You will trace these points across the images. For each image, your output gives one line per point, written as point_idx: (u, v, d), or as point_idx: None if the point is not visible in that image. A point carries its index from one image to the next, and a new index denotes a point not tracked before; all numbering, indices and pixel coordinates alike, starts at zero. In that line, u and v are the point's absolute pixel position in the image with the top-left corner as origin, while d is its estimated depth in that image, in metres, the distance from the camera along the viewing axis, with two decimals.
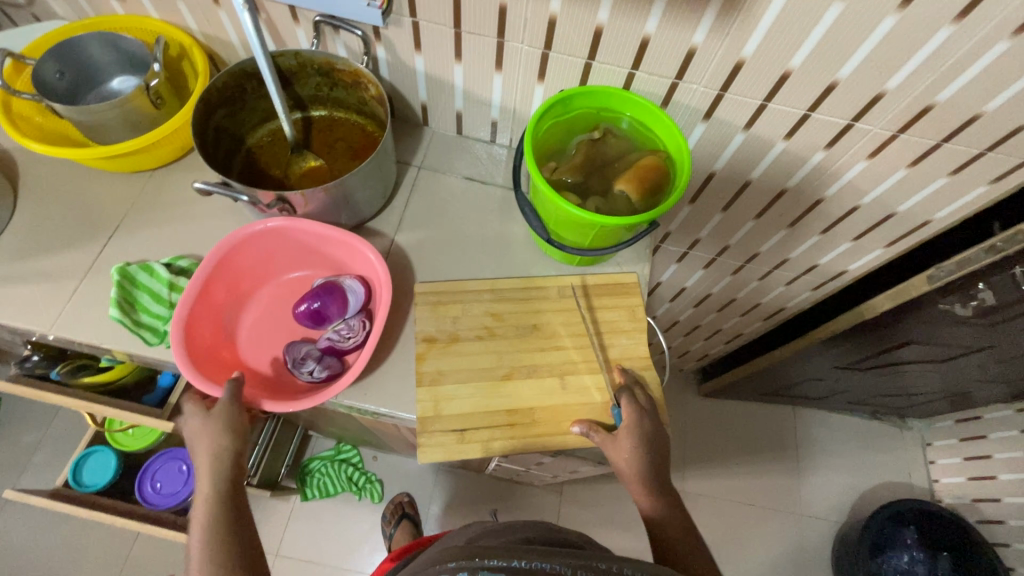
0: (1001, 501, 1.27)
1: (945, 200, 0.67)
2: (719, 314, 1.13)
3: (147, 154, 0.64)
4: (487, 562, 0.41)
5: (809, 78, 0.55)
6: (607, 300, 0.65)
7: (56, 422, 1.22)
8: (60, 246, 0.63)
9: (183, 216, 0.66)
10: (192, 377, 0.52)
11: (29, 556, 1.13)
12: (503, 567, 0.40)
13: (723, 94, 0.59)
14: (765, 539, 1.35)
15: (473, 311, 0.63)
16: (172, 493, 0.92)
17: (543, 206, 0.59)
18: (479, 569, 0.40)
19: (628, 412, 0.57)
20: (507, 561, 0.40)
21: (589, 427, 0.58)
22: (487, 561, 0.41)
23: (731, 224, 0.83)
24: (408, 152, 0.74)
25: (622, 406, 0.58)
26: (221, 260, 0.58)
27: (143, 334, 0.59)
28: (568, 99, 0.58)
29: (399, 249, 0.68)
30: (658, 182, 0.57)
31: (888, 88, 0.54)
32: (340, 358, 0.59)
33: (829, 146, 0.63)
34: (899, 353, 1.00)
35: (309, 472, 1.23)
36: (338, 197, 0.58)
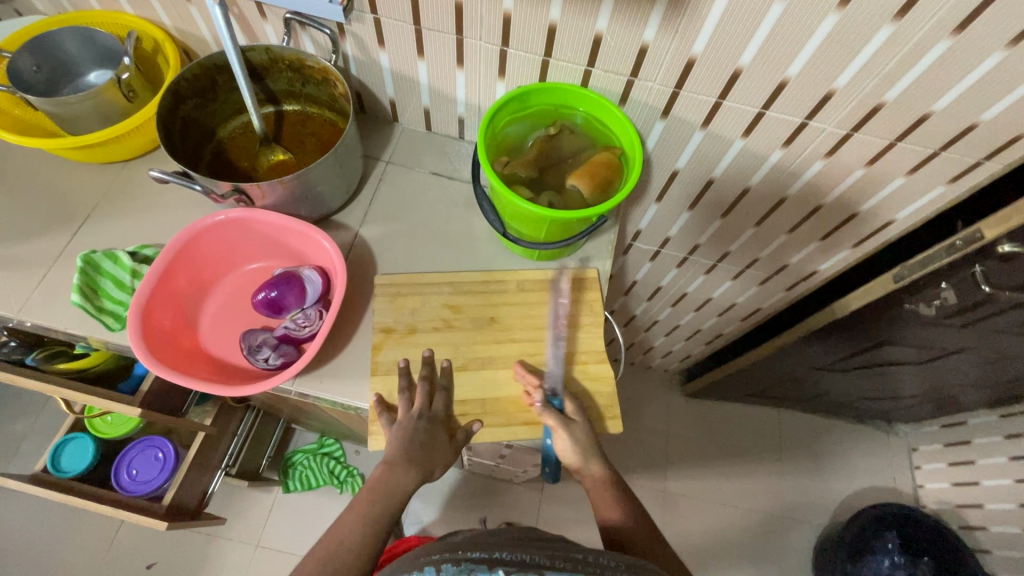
0: (984, 507, 1.26)
1: (906, 200, 0.67)
2: (697, 314, 1.13)
3: (118, 146, 0.66)
4: (470, 554, 0.43)
5: (759, 77, 0.56)
6: (566, 294, 0.66)
7: (44, 411, 1.25)
8: (33, 235, 0.65)
9: (152, 206, 0.67)
10: (146, 359, 0.54)
11: (15, 540, 1.16)
12: (487, 559, 0.42)
13: (678, 92, 0.60)
14: (745, 541, 1.34)
15: (431, 303, 0.64)
16: (146, 480, 0.94)
17: (498, 200, 0.60)
18: (463, 559, 0.42)
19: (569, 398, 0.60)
20: (491, 553, 0.43)
21: (544, 407, 0.58)
22: (470, 553, 0.43)
23: (699, 223, 0.83)
24: (377, 148, 0.75)
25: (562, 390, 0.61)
26: (182, 248, 0.60)
27: (104, 320, 0.61)
28: (524, 96, 0.59)
29: (363, 242, 0.69)
30: (609, 178, 0.58)
31: (837, 86, 0.54)
32: (297, 346, 0.60)
33: (786, 145, 0.63)
34: (875, 354, 1.00)
35: (291, 464, 1.24)
36: (296, 190, 0.60)
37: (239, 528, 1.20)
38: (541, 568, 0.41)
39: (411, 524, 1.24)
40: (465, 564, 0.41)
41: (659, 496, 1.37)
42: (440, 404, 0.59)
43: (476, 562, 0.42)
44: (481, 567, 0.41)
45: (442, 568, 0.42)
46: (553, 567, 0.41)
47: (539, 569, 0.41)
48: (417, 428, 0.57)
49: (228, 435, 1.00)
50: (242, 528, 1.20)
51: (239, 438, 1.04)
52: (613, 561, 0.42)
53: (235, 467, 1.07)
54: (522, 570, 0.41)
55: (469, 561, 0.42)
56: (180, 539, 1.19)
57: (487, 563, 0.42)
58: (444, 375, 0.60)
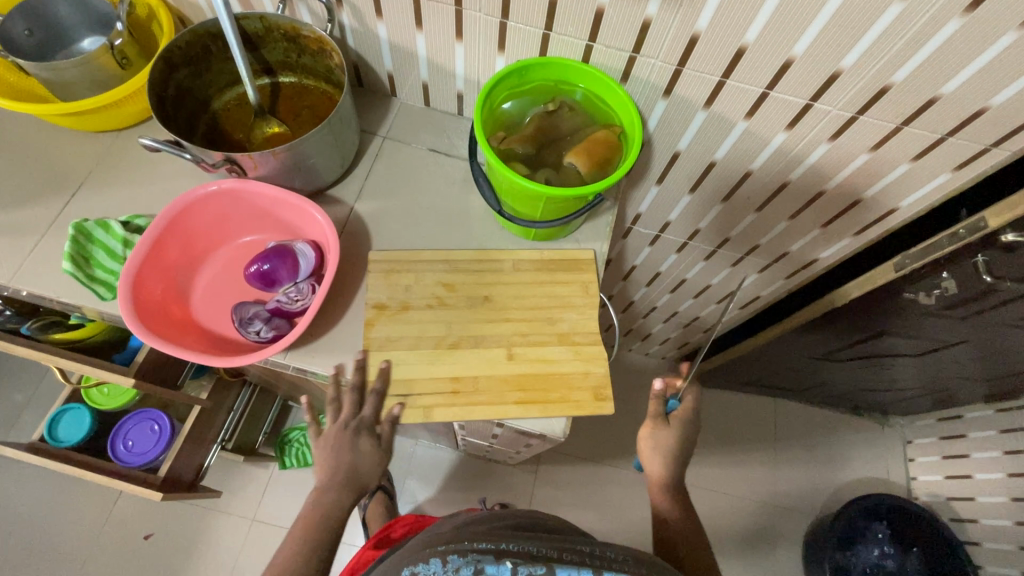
0: (976, 500, 1.27)
1: (910, 187, 0.66)
2: (695, 301, 1.13)
3: (111, 114, 0.65)
4: (476, 545, 0.41)
5: (764, 55, 0.54)
6: (559, 275, 0.66)
7: (43, 382, 1.25)
8: (25, 202, 0.64)
9: (145, 175, 0.67)
10: (136, 329, 0.54)
11: (14, 509, 1.17)
12: (493, 550, 0.40)
13: (681, 69, 0.58)
14: (737, 527, 1.36)
15: (425, 280, 0.64)
16: (142, 452, 0.94)
17: (494, 176, 0.59)
18: (468, 551, 0.40)
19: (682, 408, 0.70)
20: (498, 544, 0.41)
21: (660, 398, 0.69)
22: (476, 544, 0.41)
23: (701, 207, 0.82)
24: (374, 122, 0.74)
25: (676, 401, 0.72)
26: (174, 219, 0.59)
27: (96, 289, 0.61)
28: (522, 70, 0.58)
29: (358, 217, 0.68)
30: (607, 157, 0.57)
31: (843, 66, 0.53)
32: (289, 320, 0.60)
33: (790, 127, 0.62)
34: (875, 344, 0.99)
35: (287, 441, 1.24)
36: (290, 162, 0.59)
37: (235, 502, 1.21)
38: (549, 559, 0.40)
39: (406, 502, 1.26)
40: (471, 554, 0.40)
41: None
42: (367, 412, 0.59)
43: (483, 553, 0.40)
44: (488, 557, 0.40)
45: (447, 558, 0.40)
46: (563, 559, 0.40)
47: (547, 561, 0.39)
48: (343, 436, 0.60)
49: (224, 409, 1.01)
50: (238, 502, 1.22)
51: (236, 413, 1.05)
52: (623, 555, 0.41)
53: (231, 441, 1.08)
54: (530, 561, 0.39)
55: (475, 552, 0.40)
56: (176, 511, 1.20)
57: (493, 553, 0.40)
58: (379, 379, 0.59)
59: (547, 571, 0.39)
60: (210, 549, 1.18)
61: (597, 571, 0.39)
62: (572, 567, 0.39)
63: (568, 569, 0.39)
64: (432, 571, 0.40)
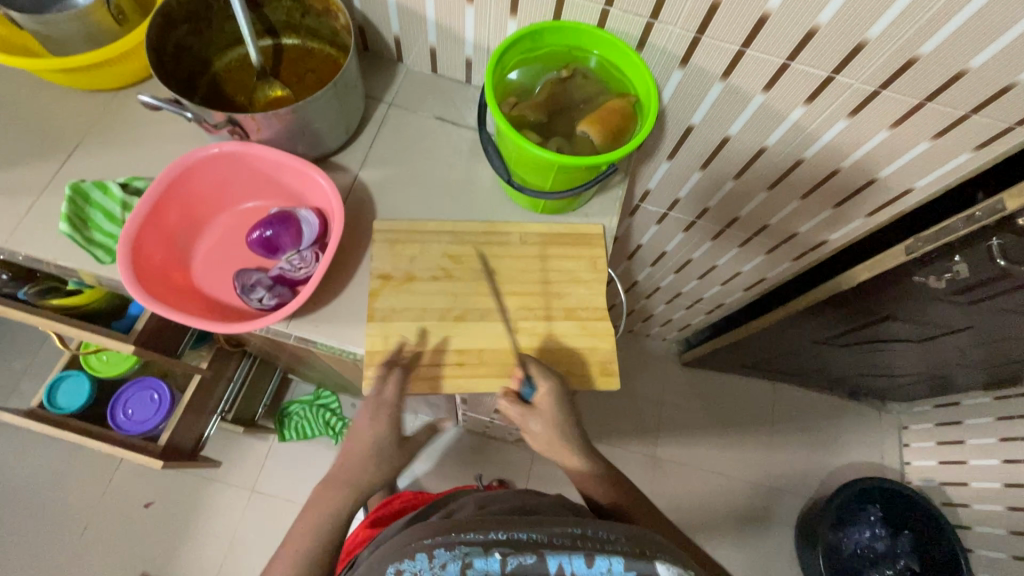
0: (969, 485, 1.28)
1: (928, 167, 0.65)
2: (700, 282, 1.12)
3: (107, 72, 0.63)
4: (464, 536, 0.42)
5: (788, 23, 0.52)
6: (568, 249, 0.64)
7: (42, 350, 1.25)
8: (20, 161, 0.63)
9: (144, 136, 0.65)
10: (136, 293, 0.53)
11: (15, 474, 1.18)
12: (482, 540, 0.41)
13: (700, 37, 0.56)
14: (731, 508, 1.37)
15: (430, 251, 0.63)
16: (142, 421, 0.94)
17: (504, 145, 0.57)
18: (456, 542, 0.41)
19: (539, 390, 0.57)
20: (486, 533, 0.42)
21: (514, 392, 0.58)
22: (465, 535, 0.42)
23: (711, 185, 0.81)
24: (379, 88, 0.71)
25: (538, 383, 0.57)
26: (173, 181, 0.58)
27: (94, 252, 0.59)
28: (536, 34, 0.56)
29: (362, 185, 0.67)
30: (621, 127, 0.55)
31: (869, 36, 0.51)
32: (292, 288, 0.59)
33: (809, 102, 0.60)
34: (878, 329, 0.99)
35: (287, 414, 1.24)
36: (294, 125, 0.57)
37: (234, 473, 1.22)
38: (539, 545, 0.41)
39: (404, 477, 1.26)
40: (458, 548, 0.41)
41: (649, 461, 1.39)
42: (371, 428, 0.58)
43: (471, 546, 0.41)
44: (475, 549, 0.41)
45: (434, 553, 0.41)
46: (553, 543, 0.41)
47: (537, 547, 0.41)
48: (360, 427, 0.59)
49: (224, 380, 1.00)
50: (238, 473, 1.22)
51: (235, 385, 1.04)
52: (615, 532, 0.42)
53: (231, 412, 1.09)
54: (520, 551, 0.40)
55: (464, 545, 0.41)
56: (176, 481, 1.21)
57: (481, 544, 0.41)
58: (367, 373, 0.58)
59: (537, 559, 0.40)
60: (210, 518, 1.19)
61: (588, 554, 0.40)
62: (562, 553, 0.40)
63: (557, 555, 0.40)
64: (418, 568, 0.41)
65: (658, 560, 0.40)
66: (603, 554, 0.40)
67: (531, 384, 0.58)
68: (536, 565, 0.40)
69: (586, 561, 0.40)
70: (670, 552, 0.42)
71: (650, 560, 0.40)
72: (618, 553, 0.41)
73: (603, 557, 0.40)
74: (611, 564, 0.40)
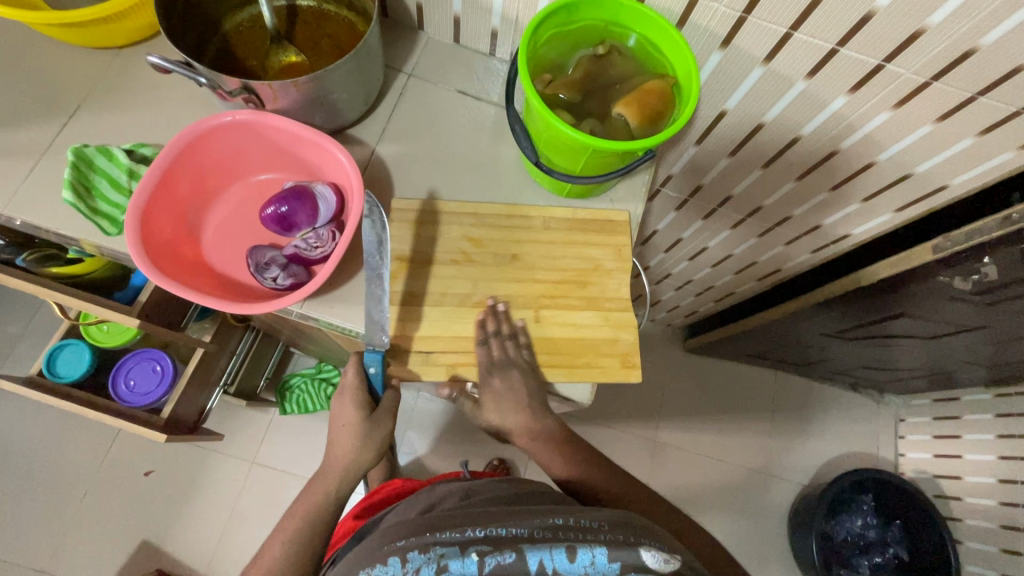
0: (962, 479, 1.30)
1: (967, 164, 0.62)
2: (713, 270, 1.10)
3: (110, 27, 0.59)
4: (439, 537, 0.44)
5: (844, 6, 0.49)
6: (594, 236, 0.62)
7: (38, 314, 1.22)
8: (20, 120, 0.59)
9: (151, 100, 0.61)
10: (144, 267, 0.50)
11: (13, 440, 1.17)
12: (458, 539, 0.44)
13: (746, 17, 0.53)
14: (727, 493, 1.38)
15: (450, 234, 0.60)
16: (145, 392, 0.92)
17: (534, 123, 0.54)
18: (432, 543, 0.43)
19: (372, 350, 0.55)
20: (462, 532, 0.44)
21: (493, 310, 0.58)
22: (440, 535, 0.44)
23: (737, 172, 0.78)
24: (399, 57, 0.68)
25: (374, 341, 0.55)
26: (184, 149, 0.55)
27: (100, 223, 0.56)
28: (573, 6, 0.52)
29: (380, 160, 0.64)
30: (659, 111, 0.52)
31: (929, 24, 0.48)
32: (307, 268, 0.57)
33: (853, 91, 0.58)
34: (889, 325, 0.97)
35: (289, 387, 1.22)
36: (312, 95, 0.54)
37: (234, 444, 1.21)
38: (518, 541, 0.43)
39: (406, 452, 1.26)
40: (433, 551, 0.43)
41: (649, 445, 1.40)
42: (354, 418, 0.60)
43: (447, 548, 0.43)
44: (451, 551, 0.43)
45: (408, 557, 0.43)
46: (532, 538, 0.43)
47: (516, 544, 0.42)
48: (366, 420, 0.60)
49: (227, 353, 0.99)
50: (239, 445, 1.22)
51: (238, 357, 1.03)
52: (599, 520, 0.45)
53: (233, 385, 1.07)
54: (497, 550, 0.42)
55: (439, 545, 0.43)
56: (177, 451, 1.20)
57: (457, 545, 0.43)
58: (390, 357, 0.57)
59: (516, 557, 0.41)
60: (210, 489, 1.19)
61: (569, 547, 0.42)
62: (541, 548, 0.42)
63: (537, 550, 0.42)
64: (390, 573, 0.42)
65: (641, 547, 0.42)
66: (584, 545, 0.42)
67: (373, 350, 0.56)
68: (515, 562, 0.41)
69: (567, 555, 0.41)
70: (652, 537, 0.43)
71: (633, 547, 0.42)
72: (600, 543, 0.42)
73: (584, 548, 0.42)
74: (593, 556, 0.41)
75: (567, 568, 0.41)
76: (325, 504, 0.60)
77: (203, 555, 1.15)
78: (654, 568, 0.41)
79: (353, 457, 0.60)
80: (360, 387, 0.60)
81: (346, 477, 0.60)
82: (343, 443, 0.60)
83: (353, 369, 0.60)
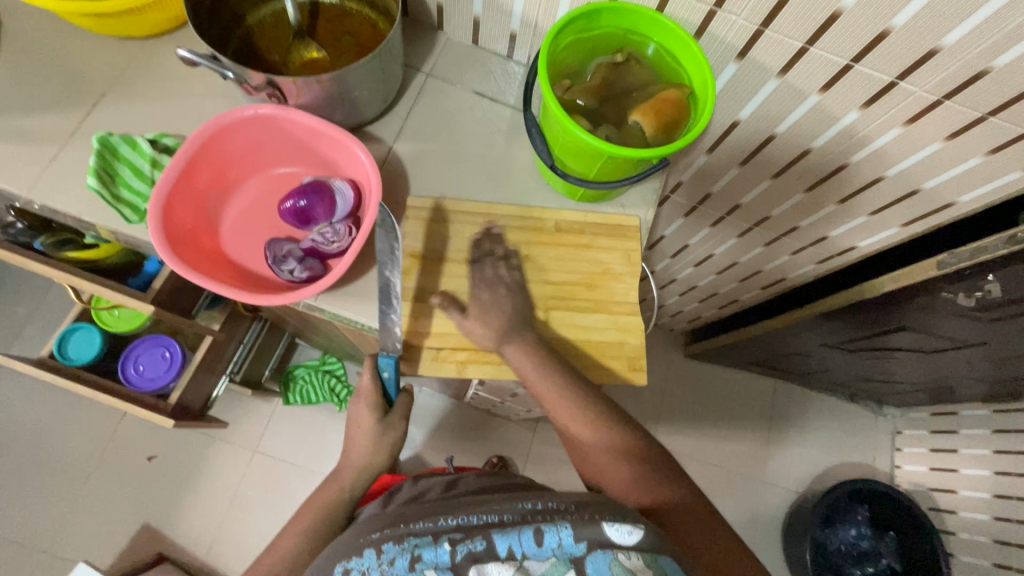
0: (957, 493, 1.30)
1: (975, 182, 0.63)
2: (718, 277, 1.11)
3: (136, 18, 0.60)
4: (413, 529, 0.45)
5: (860, 22, 0.50)
6: (605, 240, 0.63)
7: (48, 296, 1.23)
8: (46, 107, 0.60)
9: (175, 91, 0.62)
10: (165, 255, 0.51)
11: (20, 419, 1.18)
12: (431, 529, 0.45)
13: (763, 30, 0.54)
14: (724, 499, 1.39)
15: (465, 232, 0.61)
16: (152, 378, 0.93)
17: (551, 127, 0.55)
18: (405, 534, 0.45)
19: (387, 357, 0.56)
20: (435, 522, 0.45)
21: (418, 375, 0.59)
22: (414, 527, 0.46)
23: (747, 181, 0.79)
24: (419, 56, 0.69)
25: (388, 345, 0.56)
26: (207, 141, 0.56)
27: (121, 210, 0.58)
28: (594, 13, 0.53)
29: (397, 158, 0.65)
30: (675, 119, 0.53)
31: (944, 44, 0.49)
32: (323, 261, 0.58)
33: (866, 106, 0.58)
34: (890, 338, 0.98)
35: (292, 378, 1.23)
36: (334, 91, 0.55)
37: (238, 433, 1.23)
38: (487, 528, 0.43)
39: (406, 447, 1.27)
40: (407, 541, 0.44)
41: None
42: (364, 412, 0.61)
43: (420, 538, 0.44)
44: (425, 540, 0.44)
45: (382, 548, 0.44)
46: (501, 524, 0.43)
47: (485, 531, 0.43)
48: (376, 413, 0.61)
49: (234, 342, 1.00)
50: (242, 433, 1.23)
51: (245, 346, 1.04)
52: (565, 501, 0.44)
53: (239, 374, 1.08)
54: (467, 537, 0.43)
55: (412, 536, 0.45)
56: (181, 437, 1.21)
57: (430, 535, 0.44)
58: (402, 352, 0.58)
59: (486, 544, 0.42)
60: (213, 476, 1.20)
61: (536, 529, 0.42)
62: (509, 533, 0.42)
63: (505, 536, 0.42)
64: (366, 565, 0.44)
65: (605, 522, 0.41)
66: (550, 527, 0.42)
67: (388, 354, 0.56)
68: (485, 549, 0.42)
69: (535, 539, 0.41)
70: (616, 511, 0.43)
71: (596, 524, 0.41)
72: (566, 522, 0.42)
73: (550, 530, 0.42)
74: (560, 537, 0.41)
75: (535, 551, 0.41)
76: (332, 493, 0.61)
77: (203, 541, 1.16)
78: (621, 542, 0.40)
79: (361, 449, 0.61)
80: (377, 390, 0.60)
81: (355, 468, 0.61)
82: (354, 434, 0.62)
83: (368, 373, 0.59)
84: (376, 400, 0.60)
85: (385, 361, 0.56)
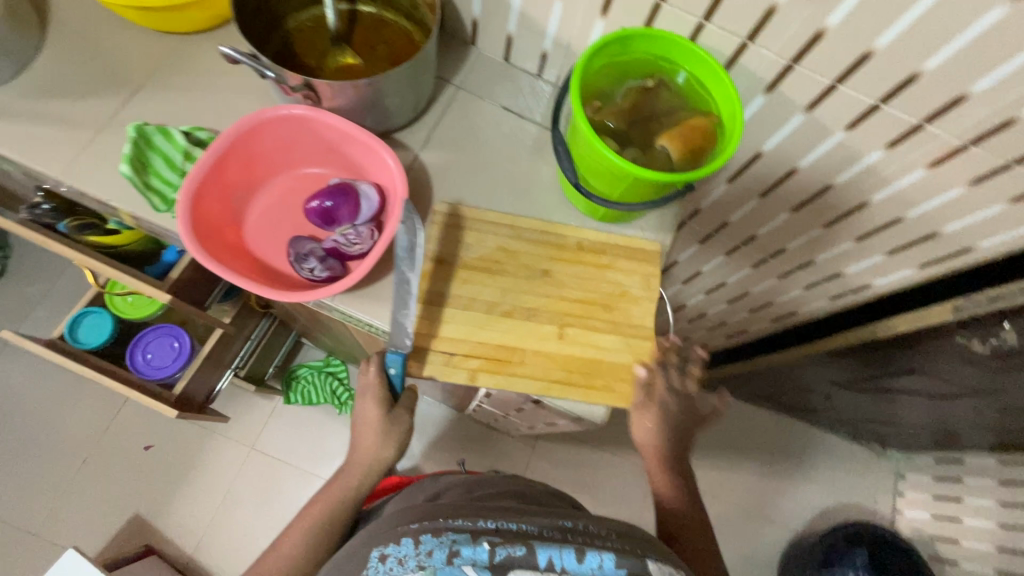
0: (961, 543, 1.28)
1: (996, 228, 0.63)
2: (729, 306, 1.11)
3: (181, 14, 0.61)
4: (452, 522, 0.41)
5: (891, 63, 0.50)
6: (624, 261, 0.63)
7: (61, 278, 1.24)
8: (85, 93, 0.61)
9: (211, 86, 0.63)
10: (191, 245, 0.52)
11: (23, 399, 1.18)
12: (470, 527, 0.41)
13: (793, 66, 0.55)
14: (722, 533, 1.37)
15: (486, 241, 0.62)
16: (160, 366, 0.94)
17: (578, 146, 0.56)
18: (444, 527, 0.41)
19: (395, 352, 0.55)
20: (475, 521, 0.41)
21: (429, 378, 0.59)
22: (453, 521, 0.41)
23: (765, 213, 0.79)
24: (451, 69, 0.70)
25: (396, 340, 0.55)
26: (239, 137, 0.57)
27: (150, 198, 0.59)
28: (627, 39, 0.54)
29: (423, 165, 0.66)
30: (701, 147, 0.54)
31: (974, 90, 0.49)
32: (343, 262, 0.59)
33: (891, 146, 0.59)
34: (901, 380, 0.97)
35: (296, 377, 1.21)
36: (368, 97, 0.56)
37: (237, 428, 1.22)
38: (528, 536, 0.40)
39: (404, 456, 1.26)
40: (446, 535, 0.40)
41: None
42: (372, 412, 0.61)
43: (460, 533, 0.40)
44: (463, 537, 0.40)
45: (420, 539, 0.40)
46: (542, 535, 0.40)
47: (527, 539, 0.39)
48: (384, 417, 0.61)
49: (243, 337, 1.00)
50: (241, 428, 1.22)
51: (252, 342, 1.03)
52: (606, 528, 0.41)
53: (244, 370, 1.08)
54: (509, 542, 0.39)
55: (451, 531, 0.40)
56: (181, 428, 1.21)
57: (469, 532, 0.40)
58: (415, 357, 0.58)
59: (527, 551, 0.38)
60: (209, 470, 1.19)
61: (579, 548, 0.39)
62: (553, 545, 0.39)
63: (547, 547, 0.39)
64: (403, 553, 0.40)
65: (647, 559, 0.39)
66: (591, 548, 0.39)
67: (397, 349, 0.55)
68: (525, 556, 0.38)
69: (577, 555, 0.38)
70: (655, 551, 0.41)
71: (638, 558, 0.39)
72: (609, 548, 0.39)
73: (592, 551, 0.39)
74: (602, 560, 0.38)
75: (575, 567, 0.38)
76: (334, 494, 0.61)
77: (194, 536, 1.15)
78: None
79: (368, 450, 0.61)
80: (382, 385, 0.60)
81: (359, 469, 0.61)
82: (361, 436, 0.62)
83: (375, 367, 0.60)
84: (381, 393, 0.61)
85: (394, 356, 0.56)
